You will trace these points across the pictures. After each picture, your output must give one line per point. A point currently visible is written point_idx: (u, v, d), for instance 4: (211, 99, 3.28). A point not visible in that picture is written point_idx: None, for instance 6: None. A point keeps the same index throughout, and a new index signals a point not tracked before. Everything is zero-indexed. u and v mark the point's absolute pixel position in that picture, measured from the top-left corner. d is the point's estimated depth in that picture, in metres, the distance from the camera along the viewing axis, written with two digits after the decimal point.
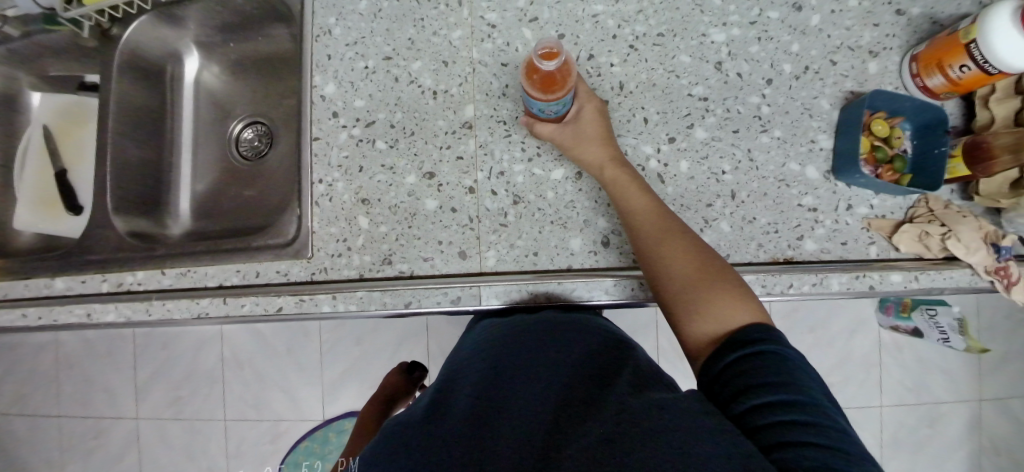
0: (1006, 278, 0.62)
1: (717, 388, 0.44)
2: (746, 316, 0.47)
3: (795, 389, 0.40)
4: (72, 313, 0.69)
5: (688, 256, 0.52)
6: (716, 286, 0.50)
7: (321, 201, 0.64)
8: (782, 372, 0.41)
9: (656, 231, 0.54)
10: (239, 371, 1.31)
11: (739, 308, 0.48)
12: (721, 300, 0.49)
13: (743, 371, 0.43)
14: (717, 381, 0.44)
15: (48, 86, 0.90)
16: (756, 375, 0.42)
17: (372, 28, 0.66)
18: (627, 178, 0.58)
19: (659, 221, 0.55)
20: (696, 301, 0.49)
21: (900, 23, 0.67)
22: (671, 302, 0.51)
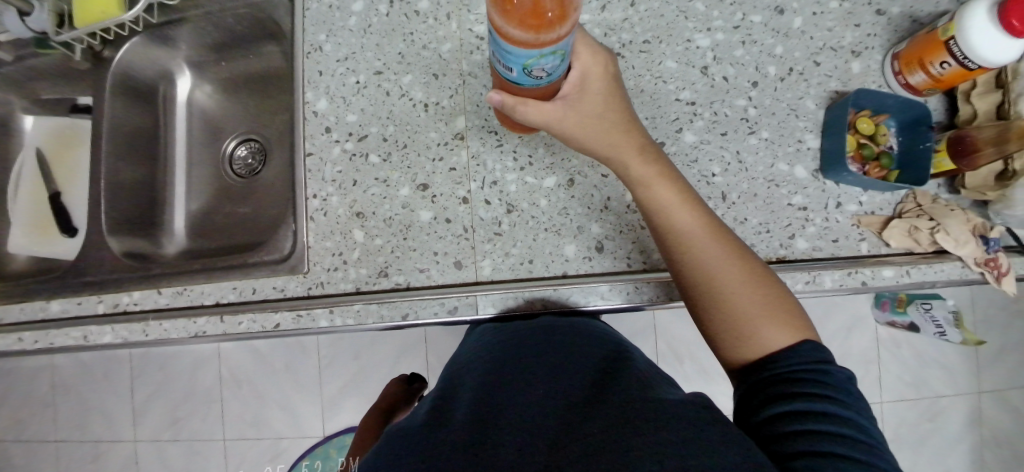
0: (996, 269, 0.64)
1: (750, 397, 0.47)
2: (789, 325, 0.49)
3: (827, 402, 0.43)
4: (68, 336, 0.69)
5: (728, 264, 0.52)
6: (755, 293, 0.51)
7: (316, 215, 0.64)
8: (814, 386, 0.44)
9: (694, 245, 0.53)
10: (236, 389, 1.30)
11: (782, 315, 0.50)
12: (762, 310, 0.50)
13: (780, 383, 0.45)
14: (754, 391, 0.47)
15: (41, 110, 0.90)
16: (790, 388, 0.45)
17: (362, 43, 0.67)
18: (659, 180, 0.54)
19: (698, 233, 0.53)
20: (738, 313, 0.50)
21: (880, 23, 0.68)
22: (708, 313, 0.52)
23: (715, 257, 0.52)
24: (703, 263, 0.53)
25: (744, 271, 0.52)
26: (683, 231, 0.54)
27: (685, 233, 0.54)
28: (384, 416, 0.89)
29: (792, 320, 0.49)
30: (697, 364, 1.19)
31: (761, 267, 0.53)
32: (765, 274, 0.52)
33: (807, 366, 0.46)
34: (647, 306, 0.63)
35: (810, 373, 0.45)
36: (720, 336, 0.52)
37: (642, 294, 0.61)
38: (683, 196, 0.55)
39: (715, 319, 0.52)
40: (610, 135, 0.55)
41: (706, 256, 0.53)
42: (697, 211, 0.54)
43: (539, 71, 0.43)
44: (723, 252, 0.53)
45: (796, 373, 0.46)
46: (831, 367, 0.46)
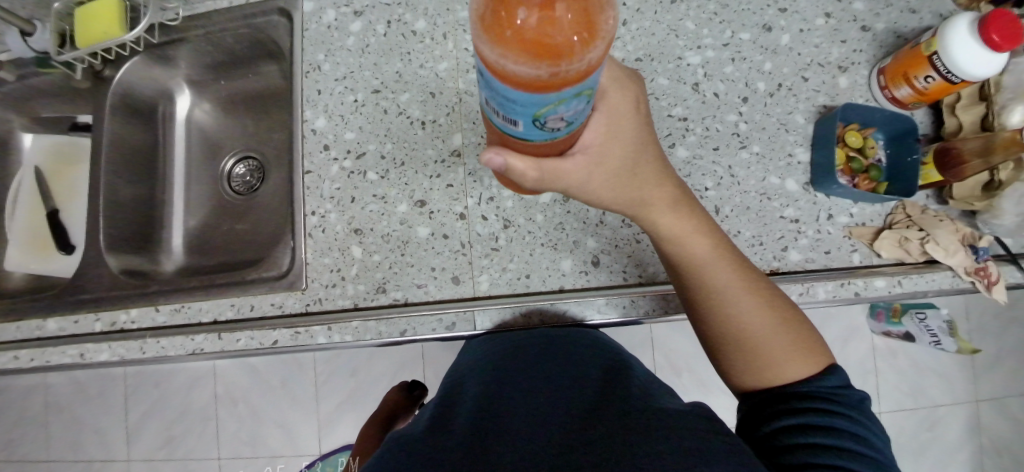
0: (986, 278, 0.65)
1: (758, 409, 0.49)
2: (808, 362, 0.50)
3: (837, 419, 0.45)
4: (65, 354, 0.69)
5: (753, 302, 0.52)
6: (779, 328, 0.51)
7: (314, 232, 0.65)
8: (826, 404, 0.46)
9: (720, 291, 0.52)
10: (232, 407, 1.29)
11: (805, 348, 0.51)
12: (786, 348, 0.50)
13: (792, 397, 0.48)
14: (765, 405, 0.49)
15: (40, 129, 0.91)
16: (801, 403, 0.47)
17: (360, 62, 0.68)
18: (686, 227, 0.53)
19: (724, 279, 0.53)
20: (763, 350, 0.51)
21: (866, 39, 0.70)
22: (730, 349, 0.52)
23: (740, 294, 0.52)
24: (729, 304, 0.52)
25: (769, 309, 0.52)
26: (710, 274, 0.53)
27: (710, 274, 0.53)
28: (385, 423, 0.89)
29: (814, 352, 0.51)
30: (695, 376, 1.19)
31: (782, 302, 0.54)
32: (786, 309, 0.53)
33: (826, 390, 0.47)
34: (644, 319, 0.64)
35: (824, 393, 0.47)
36: (735, 366, 0.52)
37: (638, 307, 0.62)
38: (709, 236, 0.54)
39: (736, 354, 0.52)
40: (637, 181, 0.52)
41: (731, 296, 0.52)
42: (720, 251, 0.54)
43: (555, 120, 0.36)
44: (748, 292, 0.52)
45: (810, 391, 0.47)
46: (846, 388, 0.48)
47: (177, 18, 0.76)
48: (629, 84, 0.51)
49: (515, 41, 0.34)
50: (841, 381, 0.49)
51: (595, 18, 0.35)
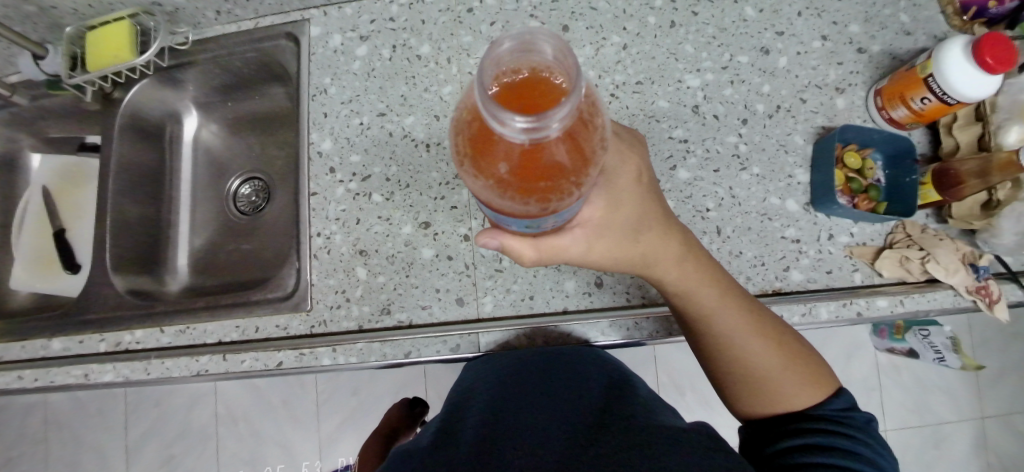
0: (988, 296, 0.65)
1: (765, 429, 0.50)
2: (816, 391, 0.50)
3: (845, 441, 0.46)
4: (69, 374, 0.70)
5: (761, 343, 0.52)
6: (789, 366, 0.51)
7: (319, 253, 0.66)
8: (834, 426, 0.47)
9: (720, 344, 0.53)
10: (232, 426, 1.28)
11: (812, 379, 0.51)
12: (793, 382, 0.50)
13: (800, 418, 0.49)
14: (773, 427, 0.50)
15: (48, 148, 0.92)
16: (810, 425, 0.48)
17: (365, 86, 0.69)
18: (692, 277, 0.53)
19: (727, 334, 0.53)
20: (771, 388, 0.51)
21: (862, 61, 0.72)
22: (737, 390, 0.53)
23: (745, 339, 0.52)
24: (734, 352, 0.52)
25: (780, 350, 0.52)
26: (716, 323, 0.53)
27: (716, 323, 0.53)
28: (387, 440, 0.88)
29: (823, 382, 0.51)
30: (699, 395, 1.19)
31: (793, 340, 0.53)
32: (798, 346, 0.53)
33: (834, 414, 0.48)
34: (648, 341, 0.64)
35: (831, 416, 0.48)
36: (742, 403, 0.53)
37: (641, 329, 0.63)
38: (716, 281, 0.54)
39: (744, 395, 0.52)
40: (640, 242, 0.52)
41: (737, 344, 0.52)
42: (729, 295, 0.54)
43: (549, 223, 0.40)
44: (754, 337, 0.52)
45: (818, 413, 0.48)
46: (854, 411, 0.49)
47: (187, 41, 0.78)
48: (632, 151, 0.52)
49: (501, 185, 0.34)
50: (849, 403, 0.50)
51: (588, 135, 0.34)
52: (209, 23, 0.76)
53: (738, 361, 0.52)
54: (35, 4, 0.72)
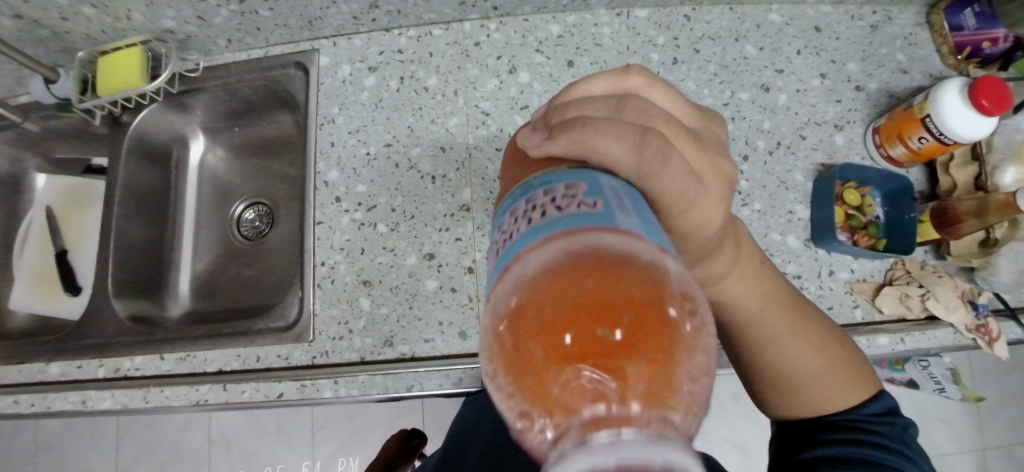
0: (988, 334, 0.66)
1: (797, 436, 0.47)
2: (855, 390, 0.48)
3: (885, 452, 0.43)
4: (67, 400, 0.69)
5: (799, 347, 0.49)
6: (828, 366, 0.49)
7: (323, 283, 0.66)
8: (874, 434, 0.44)
9: (755, 349, 0.50)
10: (225, 450, 1.27)
11: (850, 377, 0.48)
12: (831, 383, 0.48)
13: (838, 426, 0.46)
14: (808, 433, 0.47)
15: (54, 170, 0.93)
16: (847, 434, 0.45)
17: (373, 117, 0.70)
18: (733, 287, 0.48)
19: (762, 342, 0.50)
20: (804, 386, 0.48)
21: (860, 98, 0.73)
22: (768, 390, 0.51)
23: (785, 340, 0.49)
24: (771, 353, 0.50)
25: (818, 352, 0.49)
26: (752, 326, 0.50)
27: (752, 325, 0.50)
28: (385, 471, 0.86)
29: (861, 383, 0.48)
30: None
31: (833, 339, 0.51)
32: (839, 349, 0.50)
33: (870, 418, 0.46)
34: None
35: (870, 422, 0.45)
36: (771, 404, 0.51)
37: None
38: (765, 284, 0.50)
39: (777, 395, 0.50)
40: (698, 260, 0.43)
41: (776, 347, 0.49)
42: (772, 297, 0.50)
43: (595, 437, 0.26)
44: (794, 340, 0.49)
45: (849, 415, 0.46)
46: (892, 417, 0.47)
47: (197, 68, 0.79)
48: (692, 203, 0.35)
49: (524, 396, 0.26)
50: (885, 407, 0.47)
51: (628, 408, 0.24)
52: (220, 51, 0.78)
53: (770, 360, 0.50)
54: (48, 29, 0.72)
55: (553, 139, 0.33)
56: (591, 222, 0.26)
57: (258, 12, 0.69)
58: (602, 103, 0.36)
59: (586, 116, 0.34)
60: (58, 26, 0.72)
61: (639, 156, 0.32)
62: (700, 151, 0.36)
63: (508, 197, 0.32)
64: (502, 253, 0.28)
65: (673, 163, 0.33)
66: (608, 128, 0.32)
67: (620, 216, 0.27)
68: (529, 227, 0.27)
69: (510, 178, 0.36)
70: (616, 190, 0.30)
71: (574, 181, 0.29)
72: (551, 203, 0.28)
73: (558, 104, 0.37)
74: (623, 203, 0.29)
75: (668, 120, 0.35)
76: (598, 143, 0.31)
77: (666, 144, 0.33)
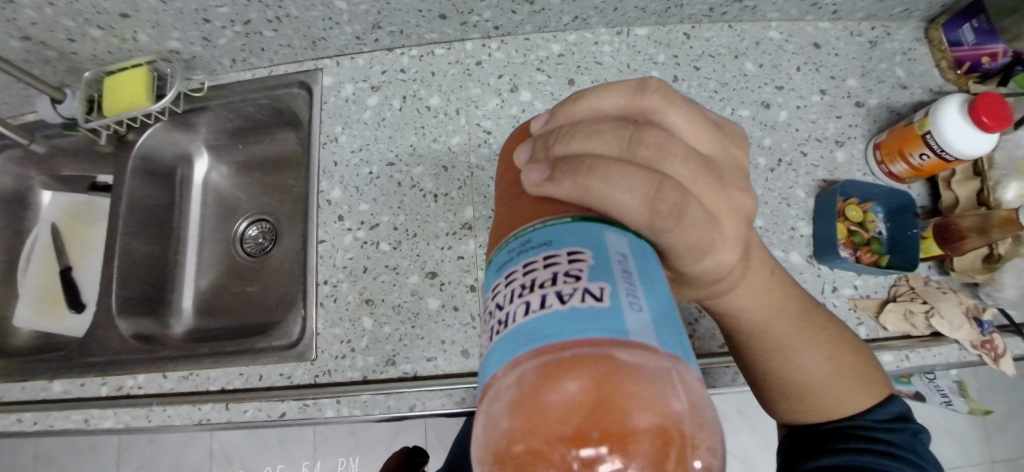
0: (993, 350, 0.65)
1: (805, 444, 0.45)
2: (866, 397, 0.46)
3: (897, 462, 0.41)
4: (69, 419, 0.69)
5: (811, 354, 0.46)
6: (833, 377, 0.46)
7: (326, 301, 0.66)
8: (885, 443, 0.42)
9: (766, 357, 0.47)
10: (227, 466, 1.26)
11: (860, 383, 0.46)
12: (841, 390, 0.46)
13: (847, 434, 0.44)
14: (816, 441, 0.45)
15: (59, 187, 0.93)
16: (858, 443, 0.42)
17: (376, 135, 0.71)
18: (748, 294, 0.45)
19: (774, 351, 0.47)
20: (815, 394, 0.46)
21: (860, 114, 0.73)
22: (775, 397, 0.48)
23: (792, 347, 0.47)
24: (774, 358, 0.47)
25: (830, 360, 0.46)
26: (758, 333, 0.47)
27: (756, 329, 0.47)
28: None
29: (871, 389, 0.46)
30: None
31: (845, 345, 0.48)
32: (850, 355, 0.48)
33: (881, 426, 0.44)
34: None
35: (881, 430, 0.43)
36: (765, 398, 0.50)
37: None
38: (777, 290, 0.47)
39: (784, 401, 0.47)
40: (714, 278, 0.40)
41: (778, 354, 0.47)
42: (782, 304, 0.47)
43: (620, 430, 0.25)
44: (807, 348, 0.47)
45: (852, 423, 0.44)
46: (905, 424, 0.44)
47: (202, 87, 0.80)
48: (707, 249, 0.35)
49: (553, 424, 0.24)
50: (892, 414, 0.45)
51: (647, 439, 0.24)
52: (224, 70, 0.78)
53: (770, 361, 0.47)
54: (56, 50, 0.73)
55: (556, 184, 0.32)
56: (599, 327, 0.23)
57: (262, 33, 0.70)
58: (613, 134, 0.34)
59: (594, 159, 0.32)
60: (65, 47, 0.73)
61: (653, 208, 0.31)
62: (719, 192, 0.35)
63: (502, 247, 0.29)
64: (491, 340, 0.25)
65: (688, 216, 0.32)
66: (619, 179, 0.31)
67: (630, 309, 0.24)
68: (524, 323, 0.24)
69: (508, 208, 0.35)
70: (624, 257, 0.27)
71: (575, 250, 0.26)
72: (551, 290, 0.24)
73: (564, 129, 0.35)
74: (633, 280, 0.26)
75: (685, 157, 0.33)
76: (608, 196, 0.30)
77: (680, 195, 0.32)
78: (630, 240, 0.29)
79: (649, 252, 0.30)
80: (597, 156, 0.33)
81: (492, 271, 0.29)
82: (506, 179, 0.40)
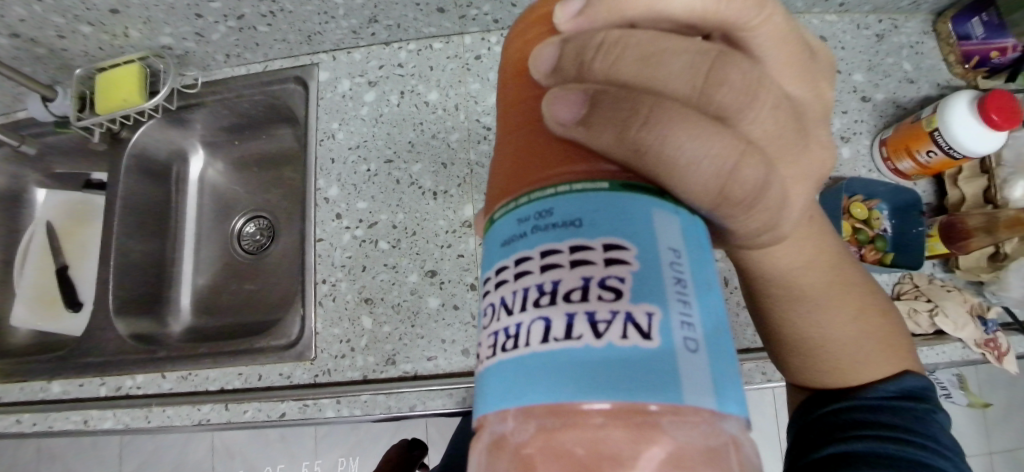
0: (996, 349, 0.65)
1: (804, 433, 0.41)
2: (898, 359, 0.42)
3: (903, 442, 0.36)
4: (68, 420, 0.69)
5: (841, 311, 0.44)
6: (855, 344, 0.43)
7: (324, 300, 0.66)
8: (889, 423, 0.37)
9: (799, 312, 0.44)
10: (228, 460, 1.27)
11: (891, 346, 0.43)
12: (872, 348, 0.43)
13: (845, 418, 0.39)
14: (814, 428, 0.40)
15: (54, 185, 0.93)
16: (859, 428, 0.38)
17: (373, 132, 0.70)
18: (797, 243, 0.42)
19: (813, 306, 0.43)
20: (844, 351, 0.43)
21: (866, 109, 0.72)
22: (796, 357, 0.45)
23: (816, 315, 0.44)
24: (797, 319, 0.44)
25: (857, 318, 0.44)
26: (787, 298, 0.44)
27: (783, 292, 0.44)
28: None
29: (902, 354, 0.43)
30: None
31: (877, 306, 0.45)
32: (881, 320, 0.45)
33: (884, 404, 0.39)
34: None
35: (885, 408, 0.38)
36: (776, 361, 0.48)
37: None
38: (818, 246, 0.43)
39: (811, 360, 0.44)
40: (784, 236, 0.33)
41: (806, 316, 0.44)
42: (820, 266, 0.43)
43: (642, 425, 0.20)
44: (840, 304, 0.44)
45: (849, 403, 0.40)
46: (913, 399, 0.39)
47: (196, 83, 0.79)
48: (772, 228, 0.30)
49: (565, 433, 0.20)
50: (899, 389, 0.40)
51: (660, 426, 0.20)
52: (218, 66, 0.77)
53: (782, 325, 0.45)
54: (46, 47, 0.72)
55: (596, 132, 0.24)
56: (641, 373, 0.18)
57: (256, 28, 0.68)
58: (686, 60, 0.25)
59: (657, 105, 0.25)
60: (56, 44, 0.71)
61: (724, 182, 0.25)
62: (796, 157, 0.30)
63: (511, 210, 0.22)
64: (490, 357, 0.21)
65: (765, 193, 0.27)
66: (691, 141, 0.25)
67: (682, 343, 0.19)
68: (541, 354, 0.19)
69: (511, 141, 0.26)
70: (677, 253, 0.21)
71: (614, 246, 0.20)
72: (580, 309, 0.19)
73: (614, 38, 0.26)
74: (686, 294, 0.20)
75: (774, 104, 0.27)
76: (677, 162, 0.24)
77: (760, 167, 0.26)
78: (685, 220, 0.23)
79: (704, 233, 0.24)
80: (659, 98, 0.25)
81: (493, 243, 0.22)
82: (503, 95, 0.29)
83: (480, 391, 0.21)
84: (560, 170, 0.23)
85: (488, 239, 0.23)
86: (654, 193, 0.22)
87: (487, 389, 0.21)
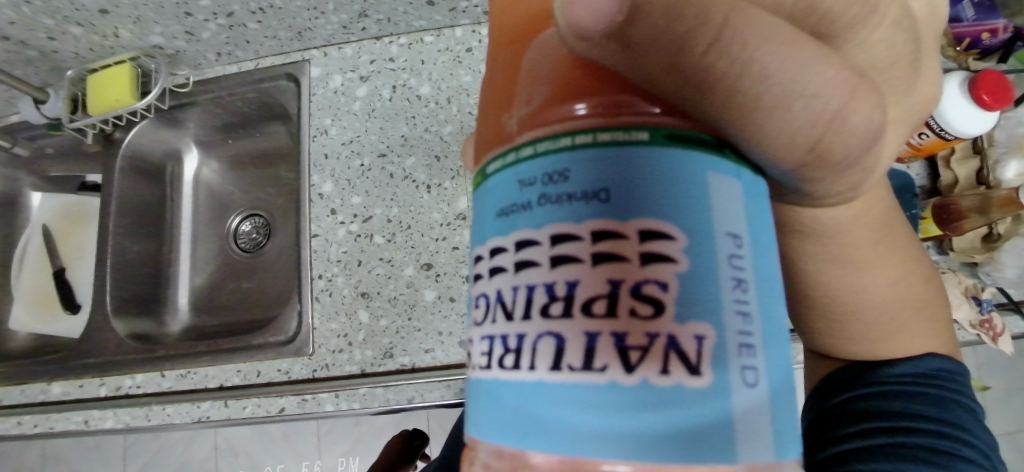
0: (991, 330, 0.65)
1: (816, 426, 0.41)
2: (925, 332, 0.43)
3: (916, 429, 0.36)
4: (70, 421, 0.70)
5: (886, 278, 0.43)
6: (888, 311, 0.43)
7: (321, 296, 0.66)
8: (901, 411, 0.38)
9: (845, 283, 0.43)
10: (231, 460, 1.28)
11: (926, 316, 0.43)
12: (907, 320, 0.43)
13: (853, 410, 0.40)
14: (824, 420, 0.41)
15: (49, 188, 0.93)
16: (870, 419, 0.38)
17: (366, 126, 0.70)
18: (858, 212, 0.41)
19: (858, 277, 0.43)
20: (880, 325, 0.43)
21: None
22: (831, 329, 0.45)
23: (854, 282, 0.43)
24: (843, 292, 0.43)
25: (899, 287, 0.43)
26: (823, 261, 0.42)
27: (819, 253, 0.42)
28: None
29: (932, 325, 0.43)
30: None
31: (921, 272, 0.45)
32: (921, 288, 0.44)
33: (893, 391, 0.39)
34: None
35: (893, 393, 0.39)
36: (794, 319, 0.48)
37: None
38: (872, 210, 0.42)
39: (839, 331, 0.44)
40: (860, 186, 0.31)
41: (850, 289, 0.43)
42: (866, 225, 0.42)
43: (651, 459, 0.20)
44: (886, 270, 0.43)
45: (857, 394, 0.40)
46: (925, 383, 0.39)
47: (187, 83, 0.79)
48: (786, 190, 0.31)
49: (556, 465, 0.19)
50: (915, 373, 0.40)
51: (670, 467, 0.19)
52: (209, 64, 0.77)
53: (811, 287, 0.44)
54: (36, 49, 0.71)
55: (636, 53, 0.23)
56: (684, 415, 0.18)
57: (247, 25, 0.68)
58: None
59: (736, 10, 0.23)
60: (46, 46, 0.71)
61: (823, 130, 0.25)
62: (901, 95, 0.33)
63: (510, 164, 0.20)
64: (487, 367, 0.20)
65: (872, 147, 0.27)
66: (786, 66, 0.23)
67: (736, 367, 0.19)
68: (553, 381, 0.18)
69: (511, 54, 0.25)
70: (735, 241, 0.19)
71: (651, 237, 0.19)
72: (604, 329, 0.18)
73: None
74: (744, 299, 0.19)
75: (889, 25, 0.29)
76: (766, 97, 0.24)
77: (872, 108, 0.25)
78: (745, 181, 0.21)
79: (764, 197, 0.22)
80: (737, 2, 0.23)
81: (488, 204, 0.21)
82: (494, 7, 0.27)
83: (482, 400, 0.21)
84: (571, 105, 0.22)
85: (483, 191, 0.22)
86: (713, 146, 0.20)
87: (490, 397, 0.21)
